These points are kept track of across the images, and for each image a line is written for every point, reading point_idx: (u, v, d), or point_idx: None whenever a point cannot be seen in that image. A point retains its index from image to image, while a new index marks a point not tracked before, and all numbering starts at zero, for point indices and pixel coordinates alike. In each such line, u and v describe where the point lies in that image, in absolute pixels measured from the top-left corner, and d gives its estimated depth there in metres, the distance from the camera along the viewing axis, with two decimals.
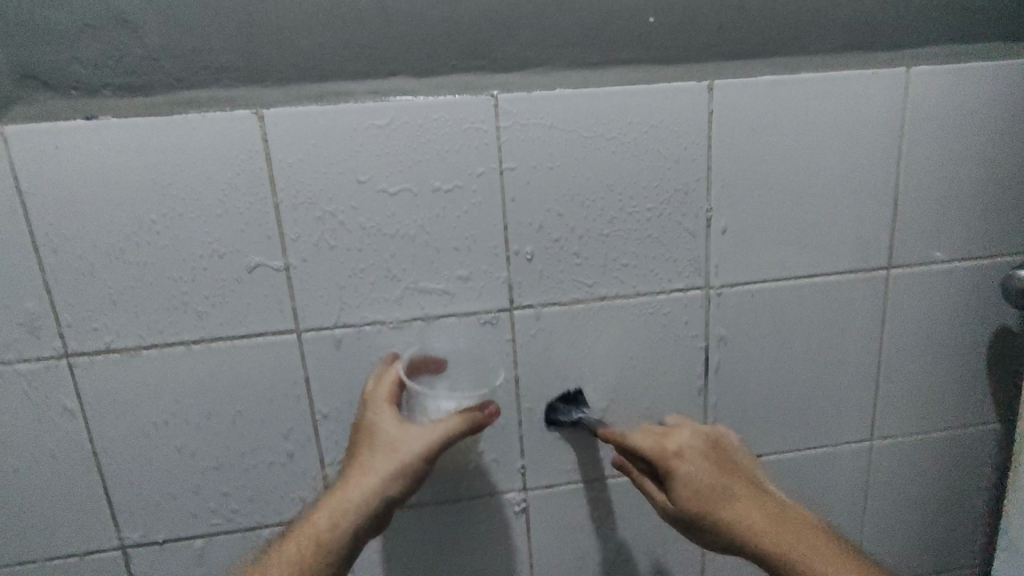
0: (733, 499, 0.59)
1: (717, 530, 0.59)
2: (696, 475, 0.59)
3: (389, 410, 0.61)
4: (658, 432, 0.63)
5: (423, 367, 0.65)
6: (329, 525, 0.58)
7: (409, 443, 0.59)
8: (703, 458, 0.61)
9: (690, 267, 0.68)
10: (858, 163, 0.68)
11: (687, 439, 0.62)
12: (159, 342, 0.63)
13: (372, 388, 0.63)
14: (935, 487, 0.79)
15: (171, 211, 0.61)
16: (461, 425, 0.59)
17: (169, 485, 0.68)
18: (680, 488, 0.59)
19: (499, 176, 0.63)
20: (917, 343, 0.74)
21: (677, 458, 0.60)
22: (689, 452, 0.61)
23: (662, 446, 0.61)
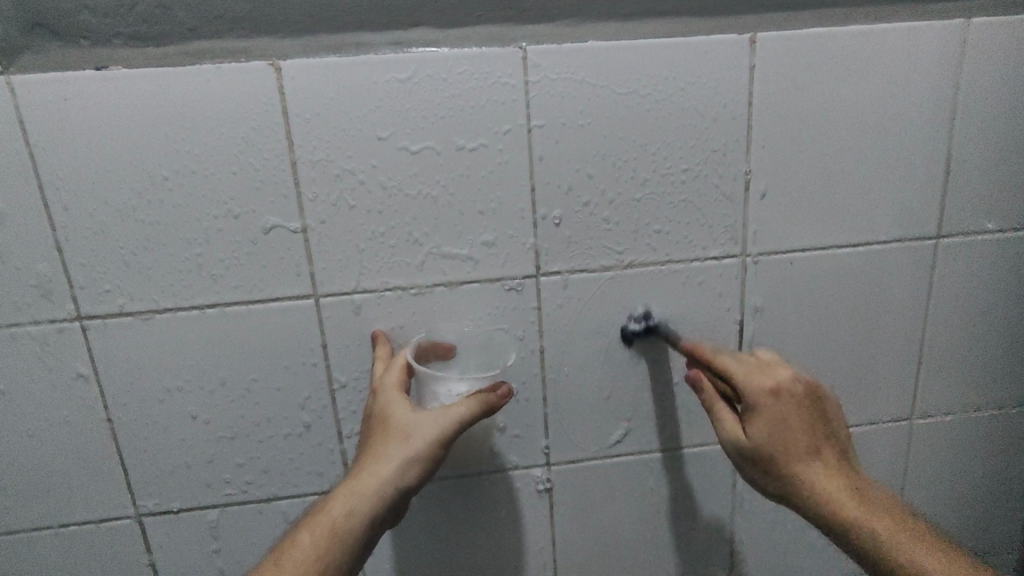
0: (813, 456, 0.55)
1: (782, 476, 0.55)
2: (784, 419, 0.55)
3: (399, 396, 0.58)
4: (754, 367, 0.57)
5: (432, 352, 0.63)
6: (345, 515, 0.54)
7: (423, 429, 0.56)
8: (796, 408, 0.55)
9: (725, 233, 0.64)
10: (906, 122, 0.64)
11: (791, 381, 0.55)
12: (173, 305, 0.61)
13: (380, 374, 0.60)
14: (978, 470, 0.76)
15: (184, 168, 0.58)
16: (474, 408, 0.56)
17: (184, 452, 0.66)
18: (760, 428, 0.55)
19: (527, 134, 0.60)
20: (963, 316, 0.70)
21: (771, 398, 0.55)
22: (788, 395, 0.55)
23: (756, 381, 0.56)
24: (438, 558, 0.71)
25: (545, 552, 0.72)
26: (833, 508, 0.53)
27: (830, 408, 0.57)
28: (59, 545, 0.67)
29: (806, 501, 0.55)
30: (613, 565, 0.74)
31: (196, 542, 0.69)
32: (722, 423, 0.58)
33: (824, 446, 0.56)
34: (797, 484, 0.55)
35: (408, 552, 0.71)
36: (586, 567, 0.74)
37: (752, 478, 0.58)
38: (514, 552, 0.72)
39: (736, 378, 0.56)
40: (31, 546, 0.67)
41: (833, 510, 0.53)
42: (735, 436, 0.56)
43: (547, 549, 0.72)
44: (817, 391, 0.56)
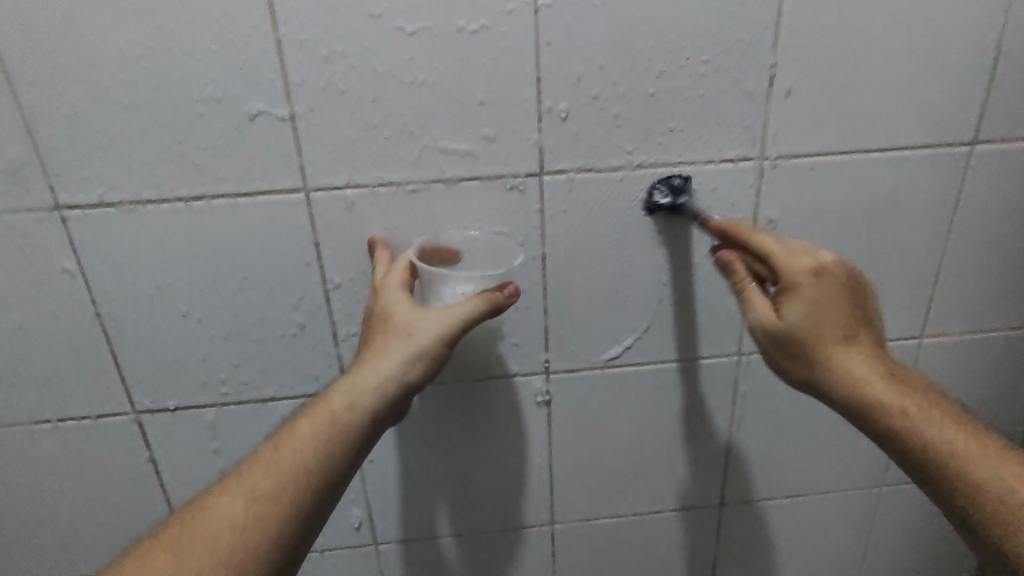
0: (848, 343, 0.53)
1: (814, 362, 0.54)
2: (824, 301, 0.52)
3: (402, 293, 0.56)
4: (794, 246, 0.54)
5: (438, 256, 0.61)
6: (345, 408, 0.53)
7: (426, 326, 0.54)
8: (839, 291, 0.52)
9: (745, 135, 0.59)
10: (956, 13, 0.57)
11: (835, 263, 0.52)
12: (157, 197, 0.58)
13: (383, 274, 0.58)
14: (981, 390, 0.75)
15: (159, 44, 0.53)
16: (480, 308, 0.54)
17: (177, 351, 0.65)
18: (797, 309, 0.53)
19: (533, 14, 0.54)
20: (988, 232, 0.66)
21: (812, 279, 0.52)
22: (830, 277, 0.52)
23: (795, 261, 0.53)
24: (434, 463, 0.72)
25: (540, 460, 0.73)
26: (867, 393, 0.53)
27: (870, 296, 0.54)
28: (59, 439, 0.68)
29: (840, 388, 0.53)
30: (608, 475, 0.74)
31: (195, 440, 0.69)
32: (751, 306, 0.54)
33: (863, 334, 0.54)
34: (831, 370, 0.53)
35: (404, 457, 0.71)
36: (581, 476, 0.74)
37: (783, 365, 0.55)
38: (510, 459, 0.72)
39: (774, 258, 0.53)
40: (30, 440, 0.67)
41: (867, 395, 0.53)
42: (767, 317, 0.53)
43: (542, 457, 0.72)
44: (860, 276, 0.53)
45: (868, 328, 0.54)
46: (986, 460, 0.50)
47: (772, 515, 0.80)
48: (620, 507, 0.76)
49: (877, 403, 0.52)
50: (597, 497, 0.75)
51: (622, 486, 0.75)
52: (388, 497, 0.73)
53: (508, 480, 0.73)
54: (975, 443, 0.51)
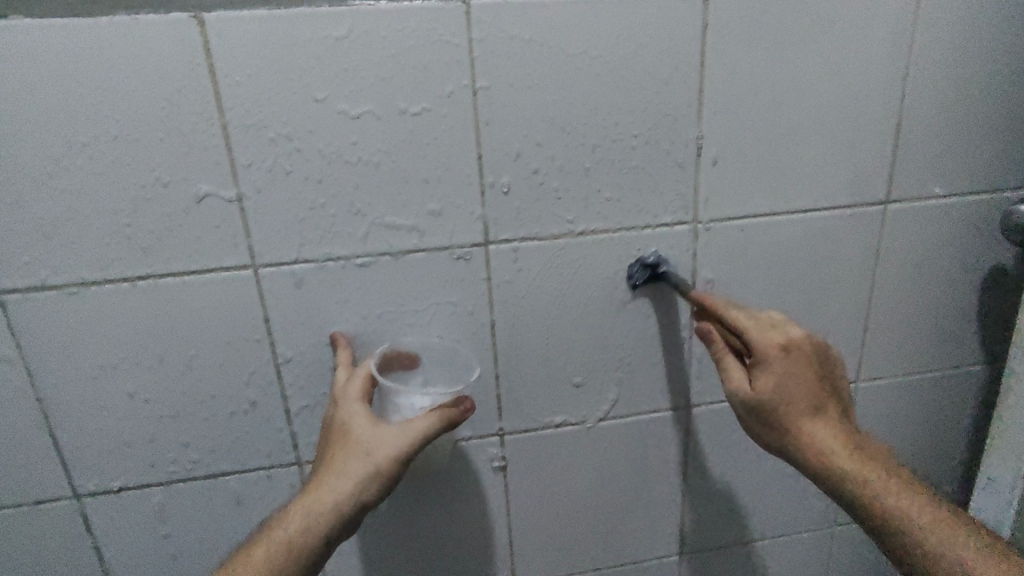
0: (815, 413, 0.55)
1: (785, 432, 0.55)
2: (792, 372, 0.54)
3: (362, 407, 0.56)
4: (766, 321, 0.55)
5: (395, 362, 0.62)
6: (299, 531, 0.53)
7: (384, 444, 0.54)
8: (807, 360, 0.54)
9: (678, 201, 0.63)
10: (861, 86, 0.62)
11: (801, 338, 0.54)
12: (102, 279, 0.58)
13: (343, 384, 0.58)
14: (918, 429, 0.78)
15: (104, 131, 0.54)
16: (436, 422, 0.54)
17: (124, 433, 0.63)
18: (768, 383, 0.54)
19: (471, 96, 0.56)
20: (909, 281, 0.71)
21: (781, 353, 0.53)
22: (798, 353, 0.54)
23: (769, 337, 0.54)
24: (391, 532, 0.71)
25: (499, 522, 0.73)
26: (832, 464, 0.53)
27: (835, 364, 0.56)
28: None
29: (804, 454, 0.55)
30: (568, 532, 0.74)
31: (142, 522, 0.67)
32: (727, 373, 0.56)
33: (828, 403, 0.55)
34: (800, 442, 0.55)
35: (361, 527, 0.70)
36: (541, 536, 0.74)
37: (755, 432, 0.57)
38: (468, 523, 0.72)
39: (748, 334, 0.54)
40: None
41: (831, 464, 0.53)
42: (742, 388, 0.55)
43: (500, 519, 0.72)
44: (823, 348, 0.55)
45: (833, 399, 0.56)
46: (950, 531, 0.50)
47: (732, 563, 0.80)
48: (583, 564, 0.77)
49: (842, 472, 0.53)
50: (558, 555, 0.75)
51: (582, 543, 0.75)
52: (347, 569, 0.72)
53: (467, 544, 0.73)
54: (942, 518, 0.51)
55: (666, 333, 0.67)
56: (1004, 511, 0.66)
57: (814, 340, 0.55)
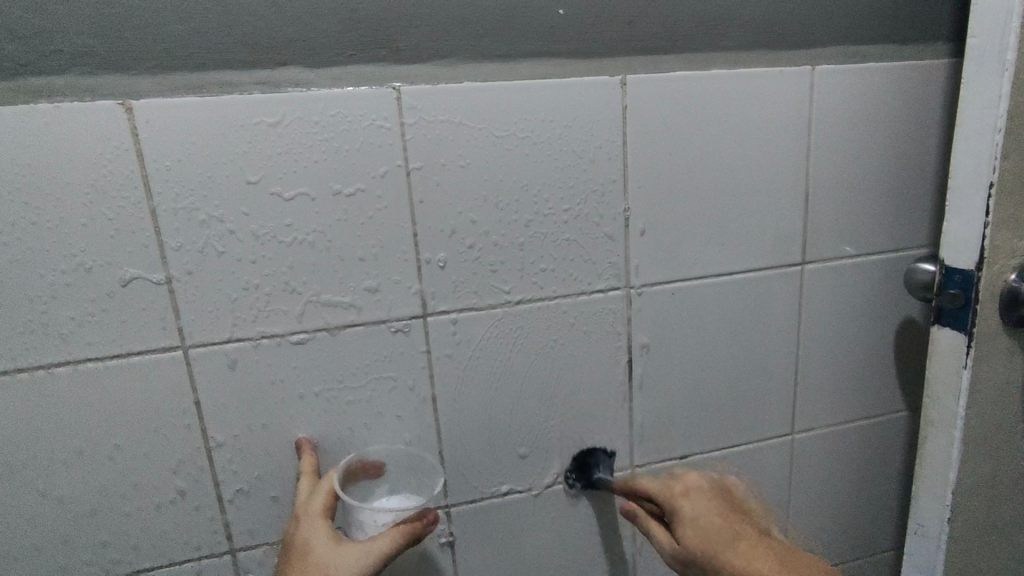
0: (740, 544, 0.53)
1: (720, 571, 0.53)
2: (699, 514, 0.56)
3: (323, 524, 0.54)
4: (667, 478, 0.61)
5: (362, 472, 0.61)
6: None
7: (343, 566, 0.51)
8: (711, 499, 0.57)
9: (610, 270, 0.65)
10: (772, 160, 0.67)
11: (696, 481, 0.59)
12: (15, 369, 0.55)
13: (306, 499, 0.56)
14: (853, 476, 0.81)
15: (22, 218, 0.52)
16: (397, 541, 0.52)
17: (35, 534, 0.59)
18: (686, 529, 0.55)
19: (405, 176, 0.58)
20: (830, 335, 0.75)
21: (684, 498, 0.58)
22: (698, 493, 0.58)
23: (666, 488, 0.59)
24: None
25: None
26: None
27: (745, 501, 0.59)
28: None
29: None
30: None
31: None
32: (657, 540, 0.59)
33: (750, 534, 0.55)
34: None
35: None
36: None
37: None
38: None
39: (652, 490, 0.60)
40: None
41: None
42: (672, 547, 0.57)
43: None
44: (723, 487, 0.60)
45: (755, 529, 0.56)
46: None
47: None
48: None
49: None
50: None
51: None
52: None
53: None
54: None
55: (608, 395, 0.69)
56: (934, 558, 0.67)
57: (710, 481, 0.60)
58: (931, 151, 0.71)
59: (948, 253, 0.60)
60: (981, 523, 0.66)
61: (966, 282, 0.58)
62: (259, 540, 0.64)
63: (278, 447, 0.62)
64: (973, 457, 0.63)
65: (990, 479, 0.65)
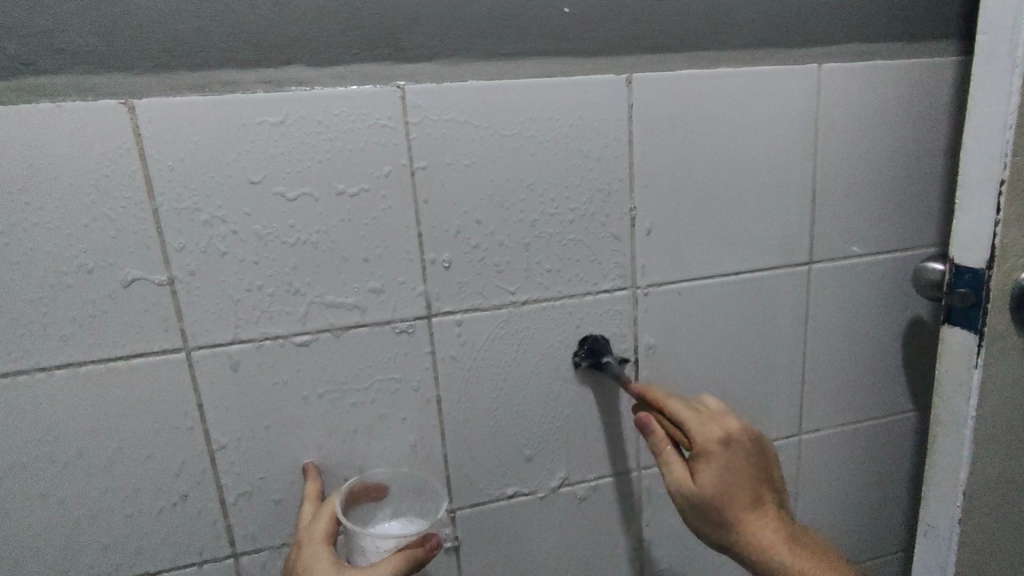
0: (754, 507, 0.54)
1: (726, 527, 0.54)
2: (733, 468, 0.53)
3: (325, 549, 0.53)
4: (703, 414, 0.56)
5: (364, 496, 0.61)
6: None
7: None
8: (748, 454, 0.54)
9: (616, 269, 0.65)
10: (778, 158, 0.66)
11: (739, 430, 0.54)
12: (15, 371, 0.54)
13: (307, 524, 0.56)
14: (861, 477, 0.80)
15: (22, 218, 0.52)
16: (399, 565, 0.51)
17: (35, 538, 0.58)
18: (714, 478, 0.53)
19: (410, 176, 0.57)
20: (838, 335, 0.74)
21: (723, 448, 0.53)
22: (739, 445, 0.54)
23: (707, 431, 0.54)
24: None
25: None
26: (773, 560, 0.53)
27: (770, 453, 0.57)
28: None
29: (745, 550, 0.54)
30: None
31: None
32: (670, 469, 0.55)
33: (765, 496, 0.55)
34: (740, 537, 0.54)
35: None
36: None
37: (695, 526, 0.56)
38: None
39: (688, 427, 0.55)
40: None
41: (772, 560, 0.53)
42: (686, 486, 0.54)
43: None
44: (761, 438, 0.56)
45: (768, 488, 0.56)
46: None
47: None
48: None
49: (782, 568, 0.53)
50: None
51: None
52: None
53: None
54: None
55: (614, 397, 0.68)
56: (945, 559, 0.66)
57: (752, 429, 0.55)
58: (939, 150, 0.70)
59: (958, 252, 0.59)
60: (991, 525, 0.66)
61: (976, 280, 0.58)
62: (262, 544, 0.63)
63: (281, 450, 0.61)
64: (984, 458, 0.63)
65: (1001, 480, 0.64)
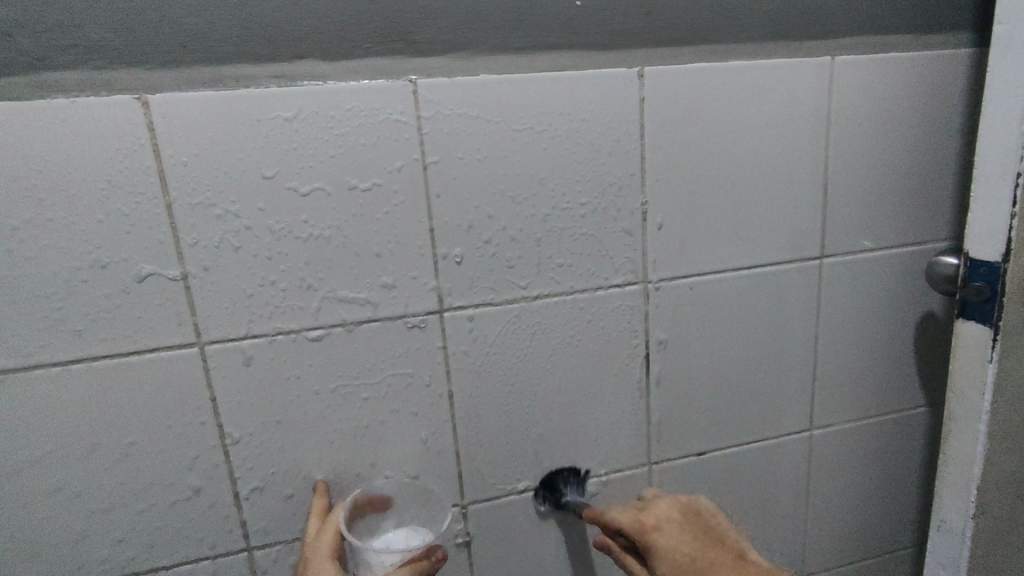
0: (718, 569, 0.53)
1: None
2: (674, 543, 0.55)
3: (331, 564, 0.54)
4: (636, 508, 0.60)
5: (369, 509, 0.62)
6: None
7: None
8: (681, 526, 0.56)
9: (628, 264, 0.64)
10: (790, 152, 0.66)
11: (664, 509, 0.58)
12: (32, 365, 0.55)
13: (313, 542, 0.57)
14: (872, 473, 0.80)
15: (38, 213, 0.52)
16: None
17: (51, 532, 0.58)
18: (661, 562, 0.54)
19: (422, 170, 0.57)
20: (849, 330, 0.74)
21: (654, 529, 0.56)
22: (667, 521, 0.57)
23: (635, 519, 0.58)
24: None
25: None
26: None
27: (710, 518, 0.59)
28: None
29: None
30: None
31: None
32: None
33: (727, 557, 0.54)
34: None
35: None
36: None
37: None
38: None
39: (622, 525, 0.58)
40: None
41: None
42: None
43: None
44: (691, 507, 0.59)
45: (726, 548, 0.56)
46: None
47: None
48: None
49: None
50: None
51: None
52: None
53: None
54: None
55: (625, 391, 0.68)
56: (959, 555, 0.65)
57: (677, 504, 0.59)
58: (953, 143, 0.70)
59: (973, 246, 0.59)
60: (1006, 521, 0.65)
61: (993, 274, 0.57)
62: (275, 538, 0.63)
63: (294, 444, 0.61)
64: (998, 453, 0.62)
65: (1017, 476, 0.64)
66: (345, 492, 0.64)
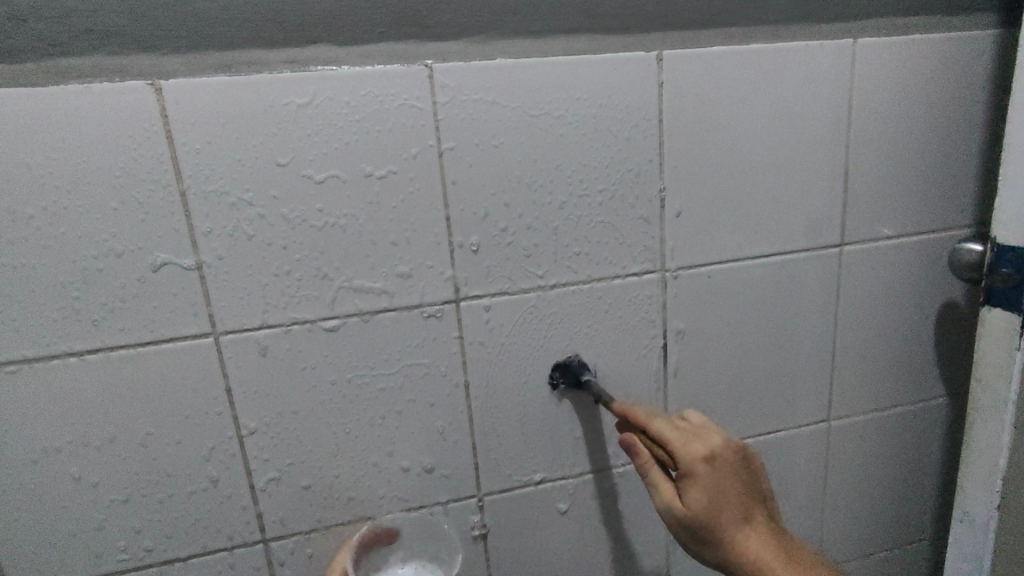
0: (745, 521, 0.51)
1: (717, 543, 0.51)
2: (720, 484, 0.51)
3: None
4: (688, 432, 0.54)
5: (377, 542, 0.64)
6: None
7: None
8: (733, 469, 0.51)
9: (645, 252, 0.64)
10: (811, 136, 0.64)
11: (723, 445, 0.52)
12: (47, 354, 0.54)
13: None
14: (890, 464, 0.79)
15: (53, 202, 0.52)
16: None
17: (68, 522, 0.58)
18: (699, 496, 0.51)
19: (438, 157, 0.57)
20: (869, 319, 0.73)
21: (707, 466, 0.51)
22: (723, 461, 0.51)
23: (691, 449, 0.51)
24: None
25: None
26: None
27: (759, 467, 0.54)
28: None
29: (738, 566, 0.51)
30: None
31: None
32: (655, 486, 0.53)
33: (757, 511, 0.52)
34: (732, 553, 0.51)
35: None
36: None
37: (688, 544, 0.53)
38: None
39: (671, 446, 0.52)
40: None
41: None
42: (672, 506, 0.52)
43: None
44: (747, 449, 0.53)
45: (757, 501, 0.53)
46: None
47: None
48: None
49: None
50: None
51: None
52: None
53: None
54: None
55: (642, 381, 0.67)
56: (984, 546, 0.65)
57: (734, 442, 0.53)
58: (977, 128, 0.69)
59: (1000, 230, 0.58)
60: None
61: (1020, 259, 0.56)
62: (291, 528, 0.63)
63: (310, 435, 0.61)
64: None
65: None
66: (362, 483, 0.63)
